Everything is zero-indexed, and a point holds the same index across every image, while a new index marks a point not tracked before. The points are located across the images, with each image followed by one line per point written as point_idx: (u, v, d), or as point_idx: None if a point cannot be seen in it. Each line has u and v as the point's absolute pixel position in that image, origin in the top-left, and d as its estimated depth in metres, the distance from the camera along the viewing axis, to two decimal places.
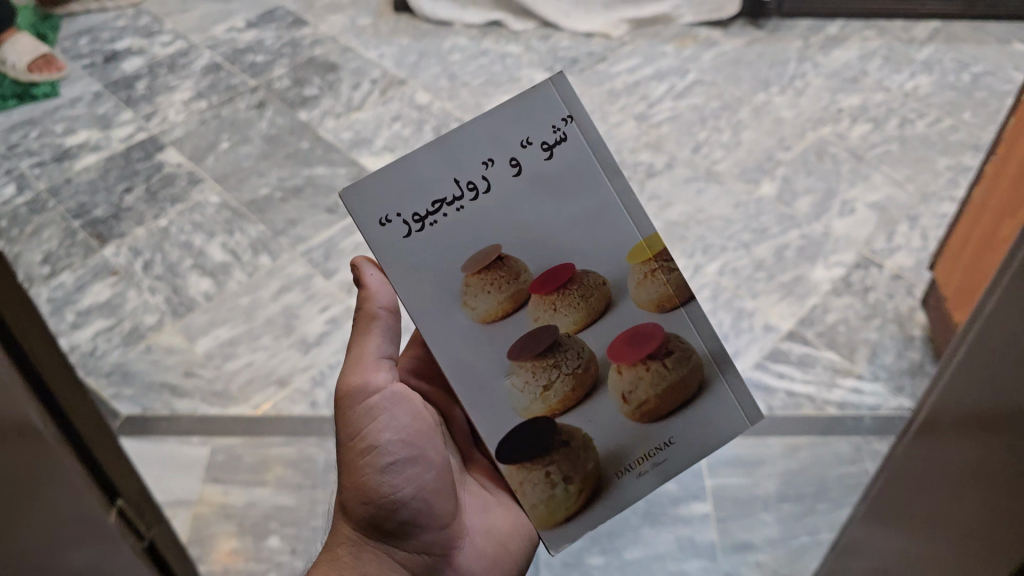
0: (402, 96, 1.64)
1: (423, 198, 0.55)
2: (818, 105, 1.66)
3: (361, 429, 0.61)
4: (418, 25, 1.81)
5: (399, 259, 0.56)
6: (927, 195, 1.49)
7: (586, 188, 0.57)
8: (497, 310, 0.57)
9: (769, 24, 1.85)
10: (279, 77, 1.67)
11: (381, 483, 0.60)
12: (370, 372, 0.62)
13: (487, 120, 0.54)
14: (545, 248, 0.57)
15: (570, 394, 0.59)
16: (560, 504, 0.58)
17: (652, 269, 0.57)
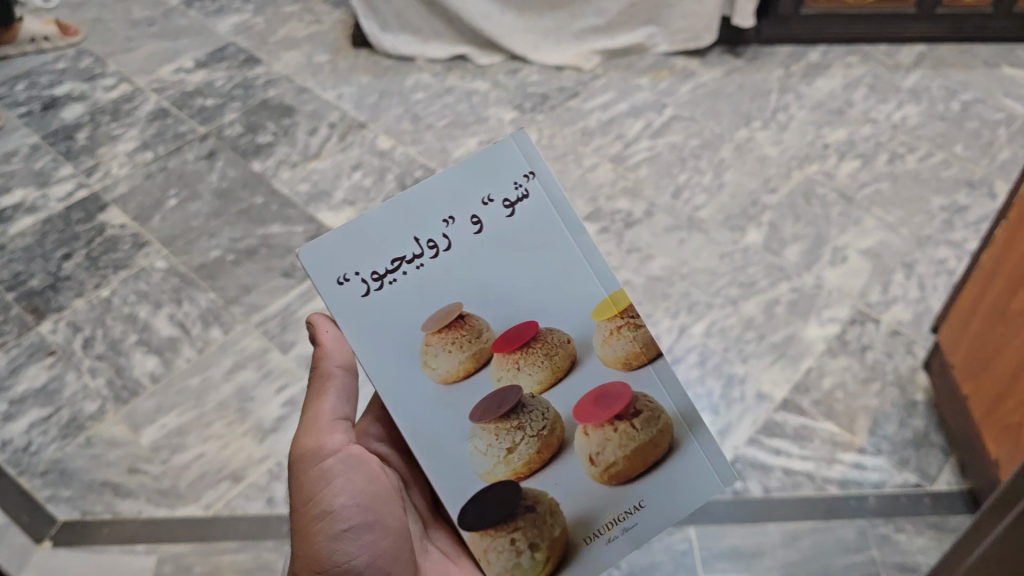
0: (364, 142, 1.54)
1: (383, 256, 0.59)
2: (802, 142, 1.57)
3: (315, 493, 0.62)
4: (379, 61, 1.71)
5: (361, 316, 0.60)
6: (922, 239, 1.42)
7: (545, 248, 0.61)
8: (458, 370, 0.60)
9: (748, 52, 1.76)
10: (229, 124, 1.57)
11: (334, 553, 0.61)
12: (324, 438, 0.64)
13: (450, 182, 0.60)
14: (509, 302, 0.61)
15: (537, 456, 0.60)
16: (526, 573, 0.59)
17: (618, 328, 0.61)
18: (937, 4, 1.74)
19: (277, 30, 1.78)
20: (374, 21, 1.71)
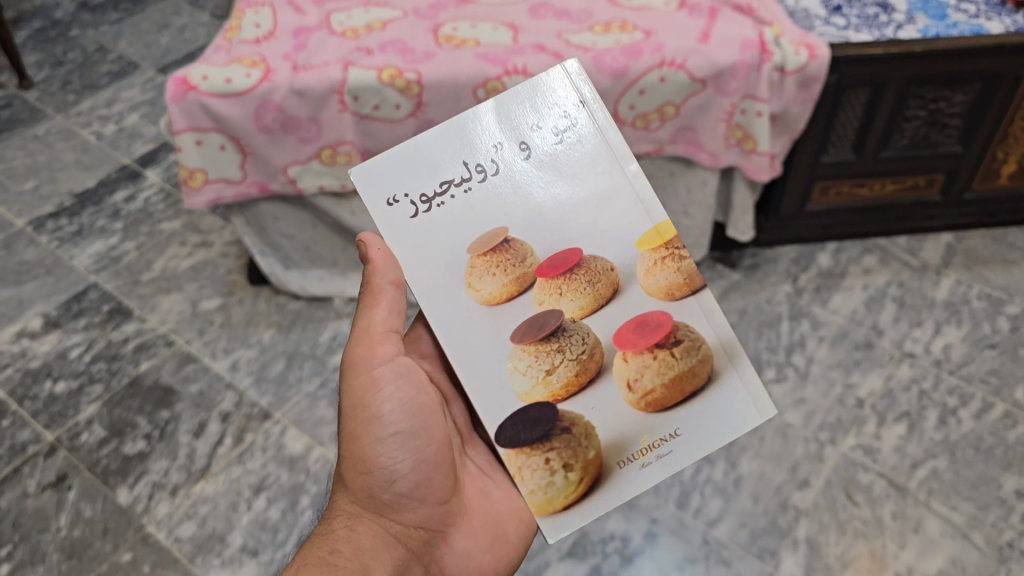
0: (267, 443, 1.16)
1: (431, 180, 0.65)
2: (829, 399, 1.24)
3: (367, 398, 0.71)
4: (284, 303, 1.34)
5: (412, 237, 0.66)
6: (1002, 549, 1.08)
7: (588, 177, 0.67)
8: (500, 293, 0.66)
9: (744, 261, 1.43)
10: (86, 424, 1.19)
11: (381, 455, 0.71)
12: (376, 346, 0.72)
13: (505, 106, 0.66)
14: (552, 231, 0.67)
15: (575, 381, 0.66)
16: (559, 493, 0.65)
17: (661, 258, 0.66)
18: (965, 189, 1.43)
19: (152, 260, 1.40)
20: (276, 258, 1.31)
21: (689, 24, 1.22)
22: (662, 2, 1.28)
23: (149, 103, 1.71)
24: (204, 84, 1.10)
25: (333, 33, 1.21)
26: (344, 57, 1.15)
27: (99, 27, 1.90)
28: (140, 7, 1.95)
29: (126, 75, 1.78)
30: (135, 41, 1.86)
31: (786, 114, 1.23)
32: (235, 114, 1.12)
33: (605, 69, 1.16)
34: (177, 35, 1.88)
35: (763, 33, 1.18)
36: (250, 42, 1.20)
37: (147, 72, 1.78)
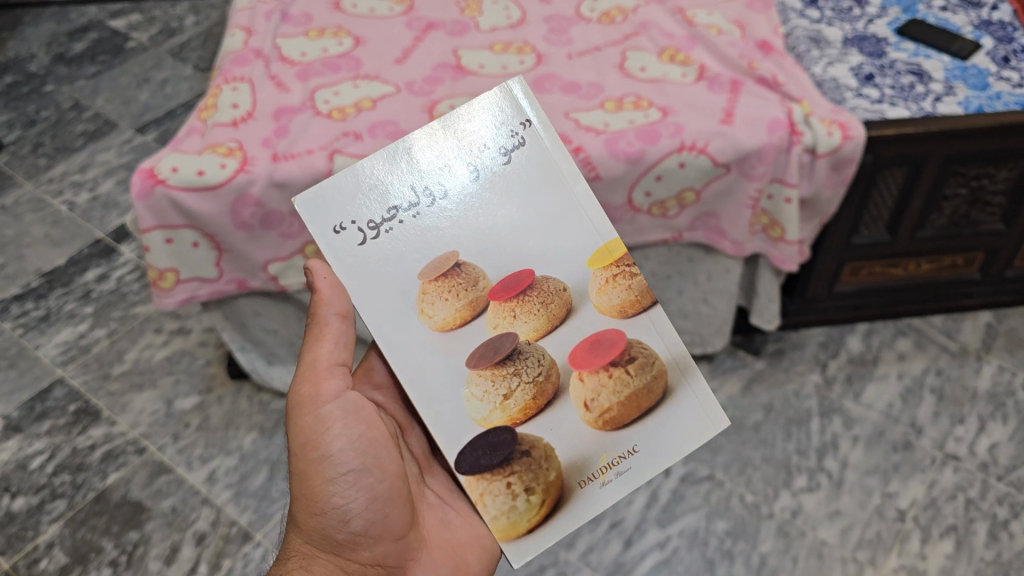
0: (247, 570, 1.05)
1: (378, 207, 0.65)
2: (866, 510, 1.13)
3: (315, 440, 0.72)
4: (268, 400, 1.23)
5: (361, 265, 0.65)
6: None
7: (536, 196, 0.67)
8: (453, 318, 0.66)
9: (768, 346, 1.32)
10: (46, 548, 1.08)
11: (333, 496, 0.71)
12: (321, 385, 0.73)
13: (448, 132, 0.66)
14: (502, 253, 0.67)
15: (532, 404, 0.66)
16: (522, 516, 0.64)
17: (613, 276, 0.66)
18: (1007, 266, 1.32)
19: (124, 351, 1.29)
20: (257, 352, 1.20)
21: (709, 100, 1.12)
22: (679, 74, 1.18)
23: (126, 168, 1.60)
24: (173, 177, 1.00)
25: (319, 114, 1.10)
26: (331, 144, 1.04)
27: (75, 83, 1.80)
28: (119, 60, 1.86)
29: (102, 135, 1.68)
30: (112, 97, 1.76)
31: (817, 198, 1.12)
32: (207, 209, 1.01)
33: (619, 154, 1.05)
34: (158, 91, 1.77)
35: (791, 111, 1.08)
36: (226, 125, 1.08)
37: (125, 132, 1.68)
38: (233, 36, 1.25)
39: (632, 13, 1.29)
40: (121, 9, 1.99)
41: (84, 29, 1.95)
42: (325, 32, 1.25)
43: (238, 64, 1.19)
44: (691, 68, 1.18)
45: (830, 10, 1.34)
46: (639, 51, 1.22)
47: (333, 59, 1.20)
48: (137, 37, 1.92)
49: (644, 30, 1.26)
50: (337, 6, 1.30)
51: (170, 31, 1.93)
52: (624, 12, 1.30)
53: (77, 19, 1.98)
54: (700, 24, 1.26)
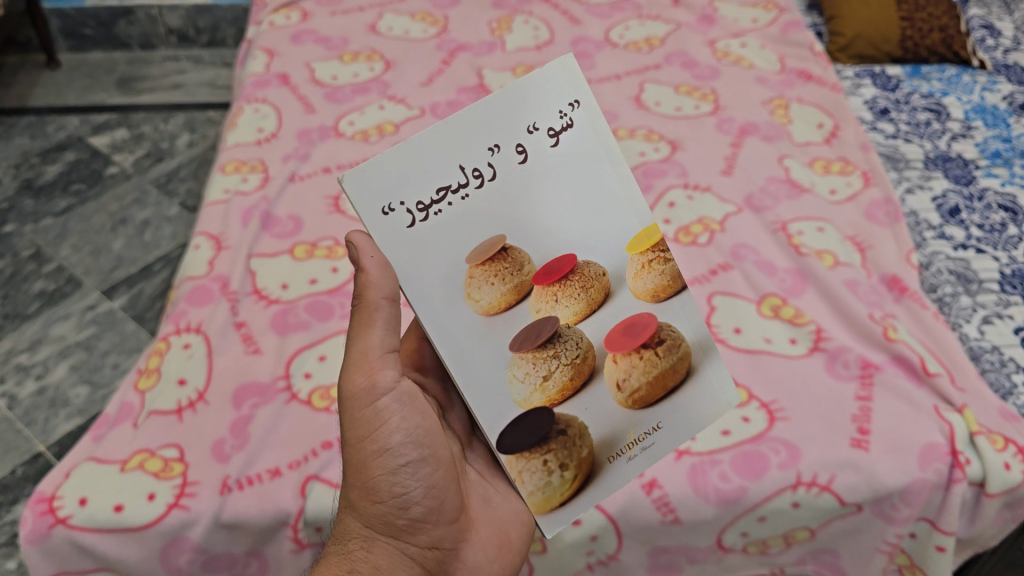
0: None
1: (429, 182, 0.46)
2: None
3: (370, 428, 0.53)
4: None
5: (409, 250, 0.47)
6: None
7: (589, 178, 0.49)
8: (500, 303, 0.48)
9: None
10: None
11: (390, 484, 0.54)
12: (377, 376, 0.53)
13: (496, 99, 0.47)
14: (555, 243, 0.49)
15: (569, 385, 0.50)
16: (556, 492, 0.50)
17: (650, 259, 0.50)
18: None
19: None
20: None
21: (832, 394, 0.81)
22: (787, 340, 0.87)
23: (84, 347, 1.34)
24: (79, 514, 0.72)
25: (295, 400, 0.81)
26: (305, 460, 0.76)
27: (40, 221, 1.54)
28: (95, 192, 1.60)
29: (62, 298, 1.41)
30: (81, 243, 1.50)
31: (977, 537, 0.80)
32: (128, 559, 0.72)
33: (710, 493, 0.75)
34: (134, 238, 1.51)
35: (952, 429, 0.77)
36: (168, 414, 0.80)
37: (89, 295, 1.42)
38: (196, 247, 0.96)
39: (719, 229, 0.99)
40: (106, 123, 1.75)
41: (60, 146, 1.70)
42: (318, 247, 0.96)
43: (196, 301, 0.90)
44: (803, 331, 0.88)
45: (978, 226, 1.02)
46: (731, 296, 0.92)
47: (323, 296, 0.91)
48: (119, 161, 1.67)
49: (736, 260, 0.95)
50: (336, 205, 1.02)
51: (158, 154, 1.68)
52: (709, 228, 0.99)
53: (55, 133, 1.73)
54: (810, 255, 0.95)
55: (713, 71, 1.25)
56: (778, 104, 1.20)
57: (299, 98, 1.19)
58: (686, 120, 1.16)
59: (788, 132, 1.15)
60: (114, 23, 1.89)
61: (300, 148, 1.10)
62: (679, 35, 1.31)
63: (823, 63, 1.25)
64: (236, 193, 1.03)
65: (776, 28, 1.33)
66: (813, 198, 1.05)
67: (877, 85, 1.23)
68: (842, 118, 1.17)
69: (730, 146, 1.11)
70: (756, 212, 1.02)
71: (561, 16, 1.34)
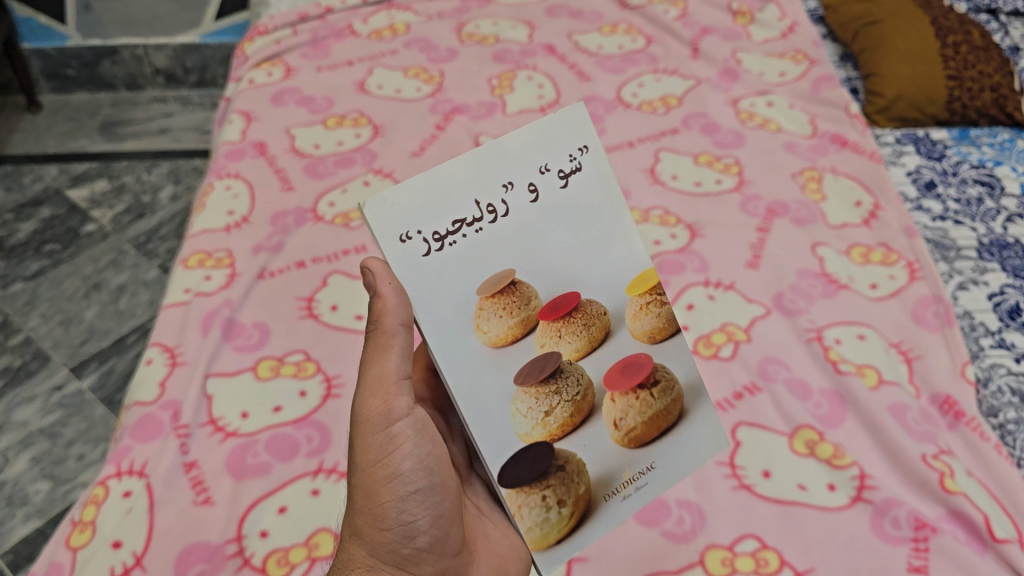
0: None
1: (448, 215, 0.45)
2: None
3: (381, 452, 0.50)
4: None
5: (424, 282, 0.46)
6: None
7: (590, 223, 0.50)
8: (507, 336, 0.47)
9: None
10: None
11: (398, 511, 0.51)
12: (392, 401, 0.50)
13: (517, 137, 0.47)
14: (559, 279, 0.49)
15: (569, 421, 0.49)
16: (554, 528, 0.49)
17: (648, 301, 0.51)
18: None
19: None
20: None
21: (879, 564, 0.69)
22: (825, 486, 0.74)
23: (47, 435, 1.24)
24: None
25: (247, 568, 0.69)
26: None
27: (9, 286, 1.46)
28: (69, 253, 1.52)
29: (26, 377, 1.32)
30: (51, 311, 1.43)
31: None
32: None
33: None
34: (108, 306, 1.43)
35: None
36: None
37: (56, 374, 1.33)
38: (148, 361, 0.86)
39: (745, 339, 0.87)
40: (85, 173, 1.67)
41: (36, 201, 1.62)
42: (285, 364, 0.85)
43: (143, 434, 0.78)
44: (845, 475, 0.75)
45: None
46: (758, 428, 0.79)
47: (288, 428, 0.79)
48: (97, 217, 1.58)
49: (765, 380, 0.83)
50: (309, 308, 0.90)
51: (138, 210, 1.59)
52: (733, 338, 0.87)
53: (32, 184, 1.65)
54: (851, 373, 0.82)
55: (737, 136, 1.12)
56: (810, 177, 1.07)
57: (276, 171, 1.07)
58: (707, 197, 1.03)
59: (822, 212, 1.02)
60: (97, 63, 1.80)
61: (273, 235, 0.98)
62: (698, 92, 1.19)
63: (860, 127, 1.12)
64: (197, 292, 0.91)
65: (806, 83, 1.20)
66: (853, 296, 0.93)
67: (921, 152, 1.10)
68: (883, 195, 1.04)
69: (757, 231, 0.99)
70: (787, 315, 0.89)
71: (569, 70, 1.22)
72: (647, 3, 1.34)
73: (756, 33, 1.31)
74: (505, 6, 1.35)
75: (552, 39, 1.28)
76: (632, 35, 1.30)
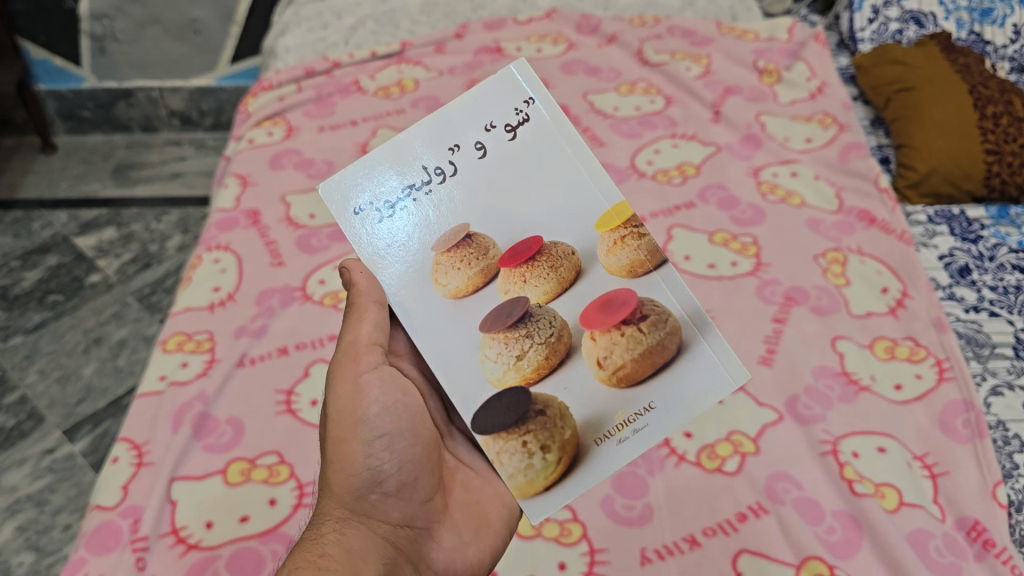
0: None
1: (394, 184, 0.56)
2: None
3: (350, 401, 0.58)
4: None
5: (379, 244, 0.56)
6: None
7: (545, 165, 0.56)
8: (467, 286, 0.55)
9: None
10: None
11: (365, 456, 0.57)
12: (361, 358, 0.59)
13: (455, 106, 0.56)
14: (516, 221, 0.56)
15: (545, 363, 0.54)
16: (540, 474, 0.53)
17: (621, 237, 0.54)
18: None
19: None
20: None
21: None
22: None
23: (36, 501, 1.21)
24: None
25: None
26: None
27: (9, 339, 1.44)
28: (72, 304, 1.50)
29: (19, 438, 1.29)
30: (49, 367, 1.40)
31: None
32: None
33: None
34: (107, 363, 1.41)
35: None
36: None
37: (49, 436, 1.30)
38: (114, 459, 0.83)
39: (752, 452, 0.80)
40: (95, 220, 1.66)
41: (43, 248, 1.60)
42: (256, 467, 0.82)
43: (99, 546, 0.75)
44: None
45: None
46: (761, 558, 0.72)
47: (253, 542, 0.76)
48: (103, 266, 1.57)
49: (773, 501, 0.76)
50: (287, 403, 0.87)
51: (145, 260, 1.58)
52: (740, 449, 0.80)
53: (40, 231, 1.64)
54: (868, 496, 0.75)
55: (757, 212, 1.05)
56: (834, 259, 0.99)
57: (267, 243, 1.04)
58: (720, 281, 0.97)
59: (845, 300, 0.94)
60: (112, 105, 1.79)
61: (258, 317, 0.95)
62: (717, 161, 1.12)
63: (890, 203, 1.04)
64: (172, 381, 0.89)
65: (834, 151, 1.13)
66: (874, 396, 0.84)
67: (955, 233, 1.03)
68: (912, 283, 0.95)
69: (772, 322, 0.92)
70: (801, 424, 0.82)
71: (581, 134, 1.16)
72: (668, 60, 1.28)
73: (783, 92, 1.24)
74: (520, 61, 1.29)
75: (567, 98, 1.22)
76: (651, 95, 1.24)
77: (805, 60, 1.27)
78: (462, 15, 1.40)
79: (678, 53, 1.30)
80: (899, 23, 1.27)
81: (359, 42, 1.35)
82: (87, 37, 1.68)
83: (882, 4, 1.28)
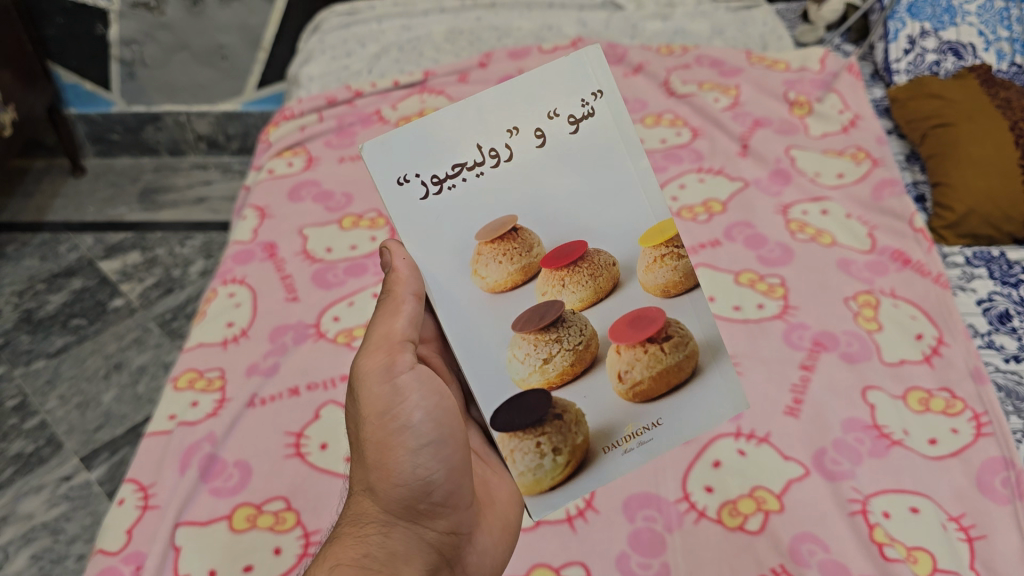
0: None
1: (445, 159, 0.50)
2: None
3: (390, 403, 0.53)
4: None
5: (423, 224, 0.51)
6: None
7: (604, 166, 0.52)
8: (506, 281, 0.52)
9: None
10: None
11: (413, 465, 0.53)
12: (396, 354, 0.54)
13: (518, 84, 0.51)
14: (558, 219, 0.53)
15: (570, 369, 0.53)
16: (547, 475, 0.53)
17: (662, 254, 0.52)
18: None
19: None
20: None
21: None
22: None
23: (50, 530, 1.19)
24: None
25: None
26: None
27: (31, 363, 1.44)
28: (94, 328, 1.49)
29: (37, 464, 1.28)
30: (69, 393, 1.39)
31: None
32: None
33: None
34: (127, 389, 1.39)
35: None
36: None
37: (66, 462, 1.28)
38: (120, 501, 0.81)
39: (776, 509, 0.76)
40: (120, 244, 1.66)
41: (68, 271, 1.60)
42: (262, 513, 0.79)
43: None
44: None
45: None
46: None
47: None
48: (126, 291, 1.56)
49: (797, 563, 0.72)
50: (296, 446, 0.85)
51: (167, 285, 1.57)
52: (763, 506, 0.76)
53: (66, 254, 1.63)
54: (900, 560, 0.71)
55: (785, 251, 1.02)
56: (865, 302, 0.95)
57: (283, 278, 1.02)
58: (745, 325, 0.94)
59: (877, 347, 0.90)
60: (141, 128, 1.79)
61: (270, 354, 0.94)
62: (744, 197, 1.09)
63: (926, 245, 1.00)
64: (182, 421, 0.87)
65: (867, 187, 1.09)
66: (907, 451, 0.80)
67: (994, 276, 0.99)
68: (948, 329, 0.91)
69: (801, 369, 0.88)
70: (828, 480, 0.78)
71: None
72: (695, 91, 1.26)
73: (814, 125, 1.20)
74: None
75: None
76: (677, 127, 1.22)
77: (838, 91, 1.23)
78: (487, 43, 1.38)
79: (706, 84, 1.27)
80: (937, 54, 1.22)
81: (382, 71, 1.33)
82: (116, 62, 1.68)
83: (918, 35, 1.25)
